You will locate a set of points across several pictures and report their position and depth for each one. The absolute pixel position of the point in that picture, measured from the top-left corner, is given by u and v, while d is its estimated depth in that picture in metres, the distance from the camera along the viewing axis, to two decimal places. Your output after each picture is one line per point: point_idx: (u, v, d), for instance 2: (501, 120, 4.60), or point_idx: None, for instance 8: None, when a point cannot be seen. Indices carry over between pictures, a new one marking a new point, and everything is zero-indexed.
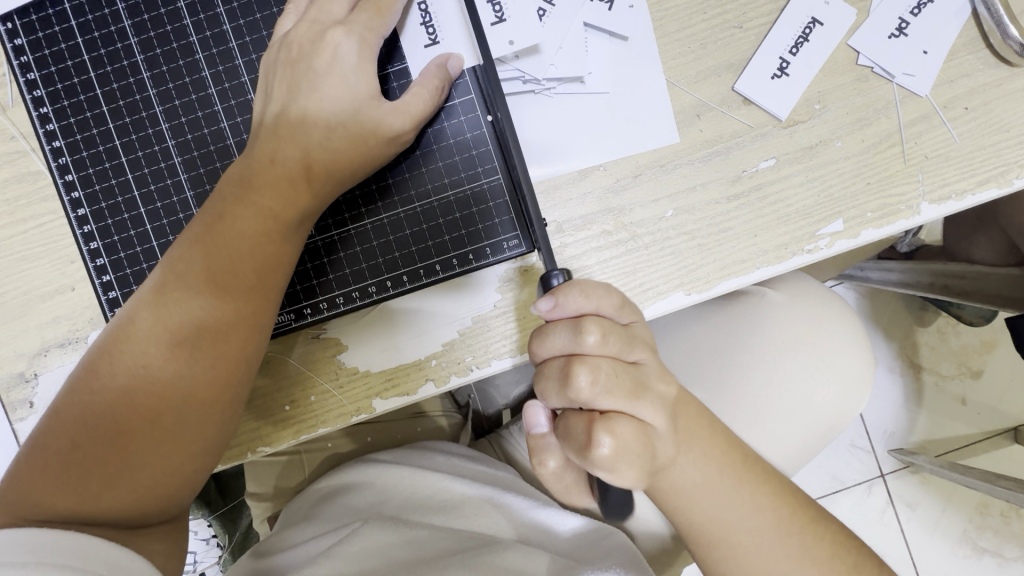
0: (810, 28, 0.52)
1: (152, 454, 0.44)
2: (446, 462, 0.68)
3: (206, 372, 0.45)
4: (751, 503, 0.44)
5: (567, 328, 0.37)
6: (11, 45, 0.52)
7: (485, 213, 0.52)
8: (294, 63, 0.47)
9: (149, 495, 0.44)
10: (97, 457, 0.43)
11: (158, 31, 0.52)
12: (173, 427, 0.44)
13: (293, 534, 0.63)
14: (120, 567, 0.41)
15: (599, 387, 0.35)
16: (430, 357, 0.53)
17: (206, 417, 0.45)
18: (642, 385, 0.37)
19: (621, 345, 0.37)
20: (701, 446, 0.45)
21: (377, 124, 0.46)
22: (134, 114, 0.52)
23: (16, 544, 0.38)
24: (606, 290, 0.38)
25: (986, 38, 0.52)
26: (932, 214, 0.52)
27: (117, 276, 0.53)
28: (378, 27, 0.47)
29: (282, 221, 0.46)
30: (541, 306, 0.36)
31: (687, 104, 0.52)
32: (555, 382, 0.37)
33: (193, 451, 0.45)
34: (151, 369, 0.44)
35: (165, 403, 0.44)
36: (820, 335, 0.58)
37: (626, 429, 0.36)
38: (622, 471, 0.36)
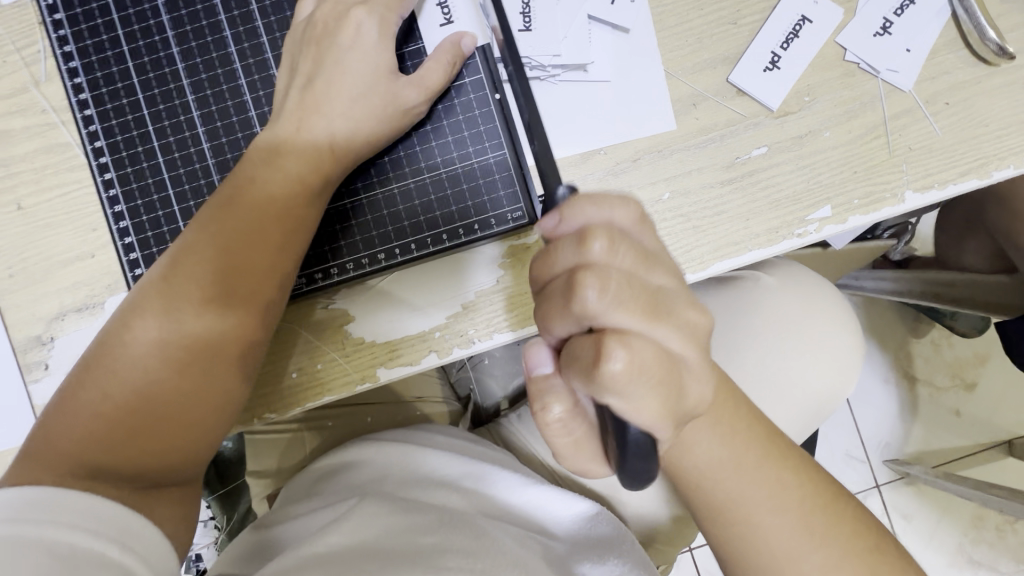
0: (800, 26, 0.55)
1: (173, 409, 0.46)
2: (447, 441, 0.70)
3: (232, 329, 0.47)
4: (763, 484, 0.45)
5: (571, 239, 0.31)
6: (51, 20, 0.55)
7: (491, 185, 0.54)
8: (319, 41, 0.50)
9: (174, 449, 0.46)
10: (120, 413, 0.45)
11: (189, 10, 0.55)
12: (197, 383, 0.46)
13: (297, 507, 0.65)
14: (131, 534, 0.41)
15: (609, 297, 0.29)
16: (434, 329, 0.55)
17: (226, 374, 0.47)
18: (662, 302, 0.31)
19: (640, 261, 0.31)
20: (726, 424, 0.46)
21: (395, 94, 0.50)
22: (163, 86, 0.55)
23: (33, 502, 0.39)
24: (621, 201, 0.33)
25: (964, 38, 0.55)
26: (915, 202, 0.55)
27: (139, 239, 0.55)
28: (396, 7, 0.51)
29: (308, 188, 0.49)
30: (545, 222, 0.33)
31: (684, 93, 0.55)
32: (560, 301, 0.31)
33: (213, 408, 0.47)
34: (179, 326, 0.46)
35: (186, 362, 0.46)
36: (810, 318, 0.60)
37: (647, 348, 0.29)
38: (639, 396, 0.29)
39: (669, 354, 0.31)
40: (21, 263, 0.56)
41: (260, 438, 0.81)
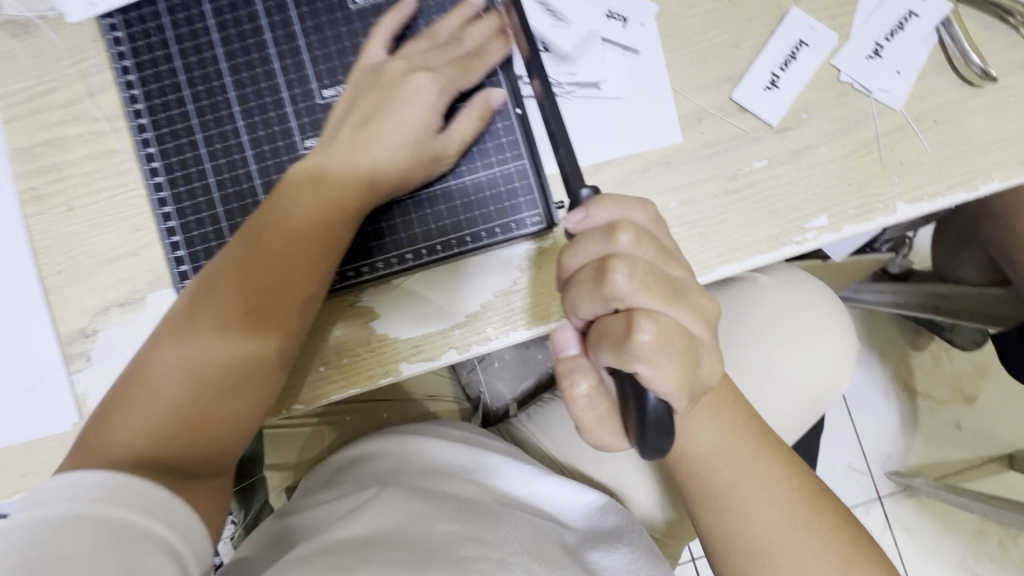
0: (797, 49, 0.60)
1: (214, 416, 0.49)
2: (459, 434, 0.75)
3: (271, 331, 0.51)
4: (752, 471, 0.48)
5: (600, 232, 0.34)
6: (111, 37, 0.60)
7: (511, 191, 0.58)
8: (380, 87, 0.55)
9: (215, 442, 0.50)
10: (163, 421, 0.48)
11: (239, 30, 0.60)
12: (239, 380, 0.50)
13: (316, 497, 0.68)
14: (179, 518, 0.43)
15: (635, 281, 0.33)
16: (453, 326, 0.59)
17: (264, 381, 0.51)
18: (678, 288, 0.35)
19: (659, 252, 0.35)
20: (723, 415, 0.49)
21: (433, 155, 0.55)
22: (211, 98, 0.59)
23: (93, 483, 0.41)
24: (639, 204, 0.37)
25: (951, 62, 0.59)
26: (906, 213, 0.59)
27: (185, 237, 0.59)
28: (458, 81, 0.56)
29: (349, 206, 0.53)
30: (572, 217, 0.35)
31: (690, 110, 0.59)
32: (590, 285, 0.34)
33: (249, 413, 0.51)
34: (227, 328, 0.50)
35: (227, 374, 0.50)
36: (809, 321, 0.63)
37: (669, 324, 0.33)
38: (665, 365, 0.32)
39: (686, 332, 0.35)
40: (69, 260, 0.60)
41: (282, 431, 0.85)
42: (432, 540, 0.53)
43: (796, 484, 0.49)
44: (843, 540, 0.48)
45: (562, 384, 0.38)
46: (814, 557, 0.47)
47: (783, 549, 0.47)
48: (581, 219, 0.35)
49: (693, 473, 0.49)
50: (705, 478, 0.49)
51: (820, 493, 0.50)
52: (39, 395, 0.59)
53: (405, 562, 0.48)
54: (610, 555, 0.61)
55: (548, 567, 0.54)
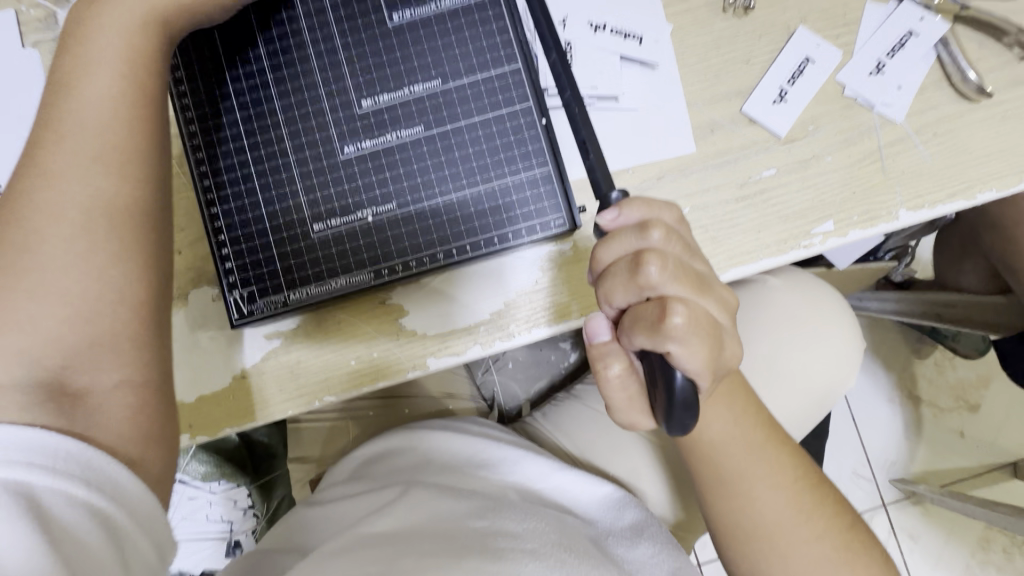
0: (804, 65, 0.63)
1: (79, 313, 0.42)
2: (480, 430, 0.78)
3: (116, 183, 0.45)
4: (762, 463, 0.51)
5: (633, 227, 0.37)
6: None
7: (537, 196, 0.60)
8: None
9: (97, 332, 0.43)
10: (29, 355, 0.40)
11: (275, 16, 0.58)
12: (98, 246, 0.43)
13: (344, 488, 0.72)
14: (113, 485, 0.40)
15: (668, 272, 0.36)
16: (478, 323, 0.62)
17: (99, 242, 0.43)
18: (705, 280, 0.38)
19: (685, 246, 0.39)
20: (736, 409, 0.52)
21: None
22: (251, 89, 0.59)
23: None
24: (666, 204, 0.41)
25: (949, 78, 0.63)
26: (908, 219, 0.62)
27: (228, 224, 0.58)
28: None
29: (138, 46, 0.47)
30: (605, 215, 0.38)
31: (702, 121, 0.63)
32: (626, 276, 0.37)
33: (121, 288, 0.44)
34: (70, 194, 0.43)
35: (60, 265, 0.42)
36: (816, 321, 0.67)
37: (698, 310, 0.36)
38: (696, 348, 0.35)
39: (712, 319, 0.38)
40: None
41: (304, 427, 0.88)
42: (463, 535, 0.57)
43: (800, 473, 0.52)
44: (843, 527, 0.51)
45: (596, 366, 0.41)
46: (817, 541, 0.50)
47: (789, 536, 0.50)
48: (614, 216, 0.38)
49: (707, 461, 0.52)
50: (717, 465, 0.51)
51: (825, 485, 0.53)
52: None
53: (442, 554, 0.54)
54: (630, 545, 0.65)
55: (577, 556, 0.58)
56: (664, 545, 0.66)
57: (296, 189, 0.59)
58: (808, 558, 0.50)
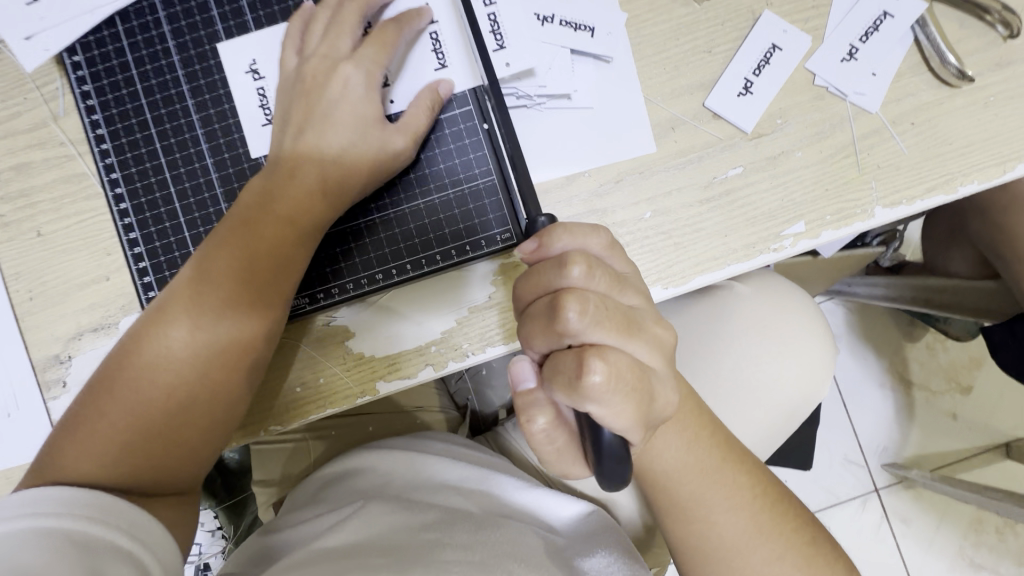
0: (771, 53, 0.59)
1: (153, 447, 0.49)
2: (445, 448, 0.75)
3: (222, 360, 0.50)
4: (719, 483, 0.48)
5: (552, 263, 0.35)
6: (69, 61, 0.59)
7: (480, 209, 0.58)
8: (308, 92, 0.54)
9: (184, 449, 0.50)
10: (85, 462, 0.47)
11: (194, 35, 0.59)
12: (181, 444, 0.50)
13: (300, 514, 0.69)
14: (142, 526, 0.46)
15: (589, 317, 0.33)
16: (430, 343, 0.58)
17: (233, 400, 0.51)
18: (633, 321, 0.35)
19: (612, 284, 0.36)
20: (689, 429, 0.48)
21: (383, 141, 0.53)
22: (174, 121, 0.59)
23: (54, 498, 0.44)
24: (593, 232, 0.38)
25: (927, 62, 0.58)
26: (884, 217, 0.58)
27: (152, 264, 0.58)
28: (382, 60, 0.54)
29: (298, 229, 0.52)
30: (524, 246, 0.37)
31: (663, 118, 0.58)
32: (543, 320, 0.35)
33: (218, 410, 0.51)
34: (171, 394, 0.49)
35: (209, 406, 0.50)
36: (788, 326, 0.63)
37: (621, 361, 0.33)
38: (618, 405, 0.33)
39: (642, 365, 0.35)
40: (41, 286, 0.59)
41: (261, 449, 0.84)
42: (414, 550, 0.55)
43: (760, 489, 0.49)
44: (806, 542, 0.48)
45: (520, 419, 0.39)
46: (779, 562, 0.47)
47: (749, 557, 0.47)
48: (534, 247, 0.37)
49: (662, 491, 0.49)
50: (672, 492, 0.48)
51: (795, 500, 0.50)
52: (14, 423, 0.58)
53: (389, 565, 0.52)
54: (591, 557, 0.62)
55: (528, 568, 0.55)
56: (622, 555, 0.63)
57: (220, 207, 0.58)
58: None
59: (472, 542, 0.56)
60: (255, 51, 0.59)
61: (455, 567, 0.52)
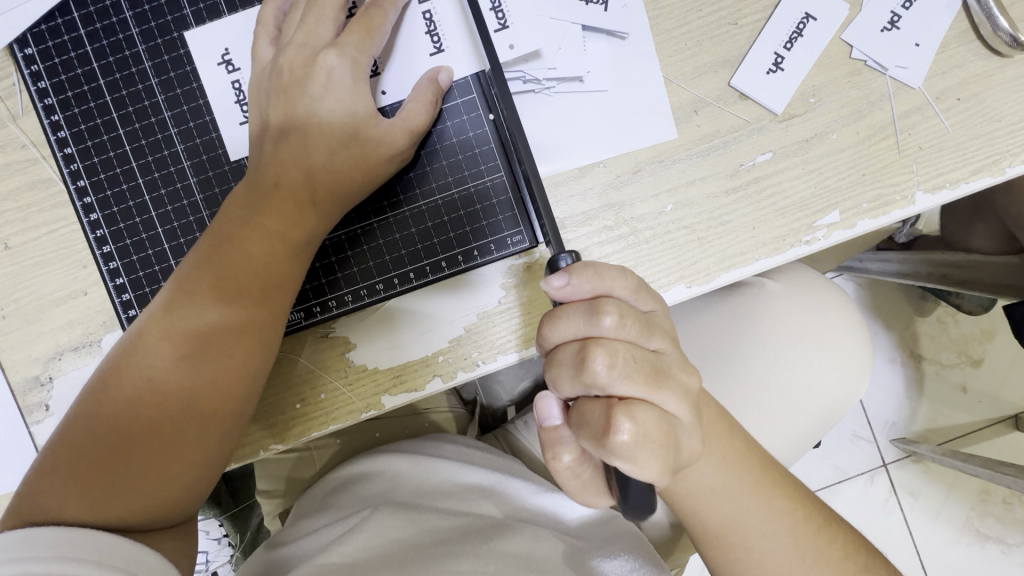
0: (803, 24, 0.53)
1: (141, 482, 0.45)
2: (455, 450, 0.72)
3: (211, 385, 0.46)
4: (753, 505, 0.45)
5: (582, 309, 0.35)
6: (22, 54, 0.53)
7: (488, 210, 0.53)
8: (287, 88, 0.48)
9: (174, 483, 0.46)
10: (71, 502, 0.43)
11: (159, 21, 0.53)
12: (170, 477, 0.46)
13: (307, 524, 0.66)
14: (128, 557, 0.42)
15: (617, 371, 0.33)
16: (437, 353, 0.54)
17: (228, 427, 0.47)
18: (663, 372, 0.35)
19: (641, 328, 0.35)
20: (721, 449, 0.45)
21: (379, 139, 0.48)
22: (143, 120, 0.53)
23: (30, 539, 0.40)
24: (622, 273, 0.36)
25: (976, 29, 0.53)
26: (926, 204, 0.53)
27: (130, 279, 0.53)
28: (368, 47, 0.48)
29: (289, 242, 0.48)
30: (553, 282, 0.34)
31: (684, 100, 0.53)
32: (571, 369, 0.34)
33: (208, 439, 0.47)
34: (156, 423, 0.46)
35: (201, 435, 0.46)
36: (821, 323, 0.64)
37: (649, 418, 0.33)
38: (644, 461, 0.33)
39: (670, 416, 0.35)
40: (12, 303, 0.54)
41: (264, 461, 0.81)
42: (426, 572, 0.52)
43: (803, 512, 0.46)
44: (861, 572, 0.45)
45: (546, 455, 0.38)
46: None
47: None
48: (563, 284, 0.34)
49: (696, 518, 0.46)
50: (704, 517, 0.45)
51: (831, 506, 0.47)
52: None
53: None
54: (613, 560, 0.59)
55: None
56: (646, 559, 0.59)
57: (201, 214, 0.53)
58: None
59: (485, 553, 0.55)
60: (228, 37, 0.53)
61: None
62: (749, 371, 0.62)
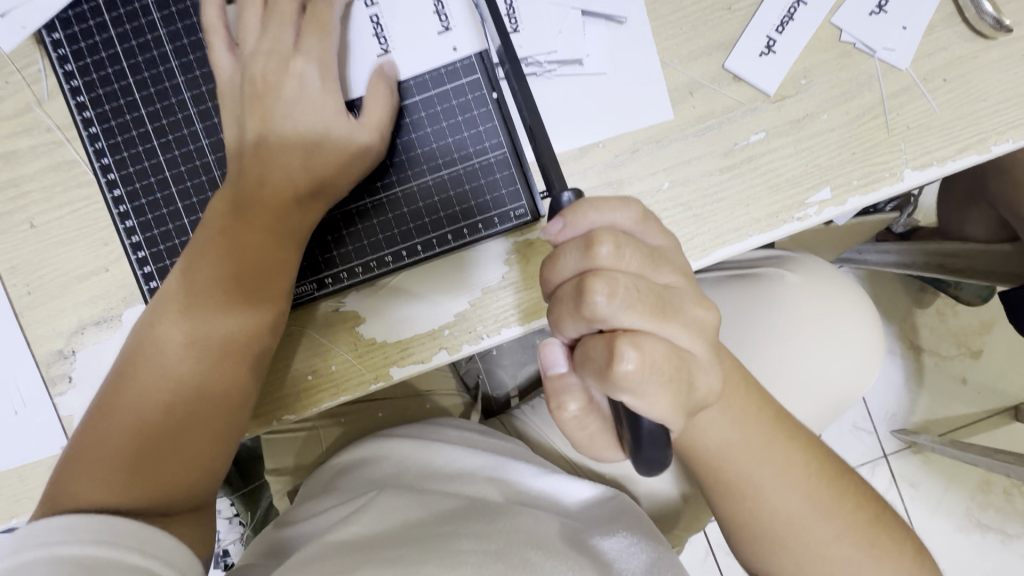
0: (794, 8, 0.55)
1: (158, 466, 0.47)
2: (457, 436, 0.74)
3: (219, 368, 0.49)
4: (768, 461, 0.47)
5: (578, 244, 0.36)
6: (49, 38, 0.56)
7: (492, 183, 0.55)
8: (262, 96, 0.51)
9: (190, 462, 0.48)
10: (92, 491, 0.45)
11: (180, 7, 0.56)
12: (185, 455, 0.48)
13: (313, 506, 0.68)
14: (158, 544, 0.43)
15: (618, 300, 0.34)
16: (443, 326, 0.56)
17: (240, 405, 0.50)
18: (667, 303, 0.35)
19: (643, 262, 0.36)
20: (736, 407, 0.47)
21: (349, 135, 0.51)
22: (164, 100, 0.56)
23: (63, 525, 0.41)
24: (621, 206, 0.38)
25: (961, 13, 0.55)
26: (914, 180, 0.55)
27: (152, 252, 0.56)
28: (325, 46, 0.51)
29: (286, 231, 0.51)
30: (551, 227, 0.37)
31: (680, 82, 0.55)
32: (571, 305, 0.35)
33: (220, 419, 0.49)
34: (164, 410, 0.48)
35: (212, 415, 0.49)
36: (829, 309, 0.66)
37: (655, 348, 0.34)
38: (651, 393, 0.33)
39: (680, 349, 0.35)
40: (37, 280, 0.56)
41: (271, 439, 0.84)
42: (428, 547, 0.52)
43: (809, 471, 0.49)
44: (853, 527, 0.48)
45: (551, 404, 0.40)
46: (835, 542, 0.48)
47: (809, 534, 0.48)
48: (560, 228, 0.37)
49: (711, 470, 0.48)
50: (717, 472, 0.48)
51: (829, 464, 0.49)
52: (21, 421, 0.56)
53: (404, 560, 0.50)
54: (610, 538, 0.60)
55: (545, 552, 0.53)
56: (644, 538, 0.61)
57: (219, 189, 0.56)
58: (814, 541, 0.48)
59: (488, 535, 0.54)
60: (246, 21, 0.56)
61: (470, 557, 0.51)
62: (745, 347, 0.65)
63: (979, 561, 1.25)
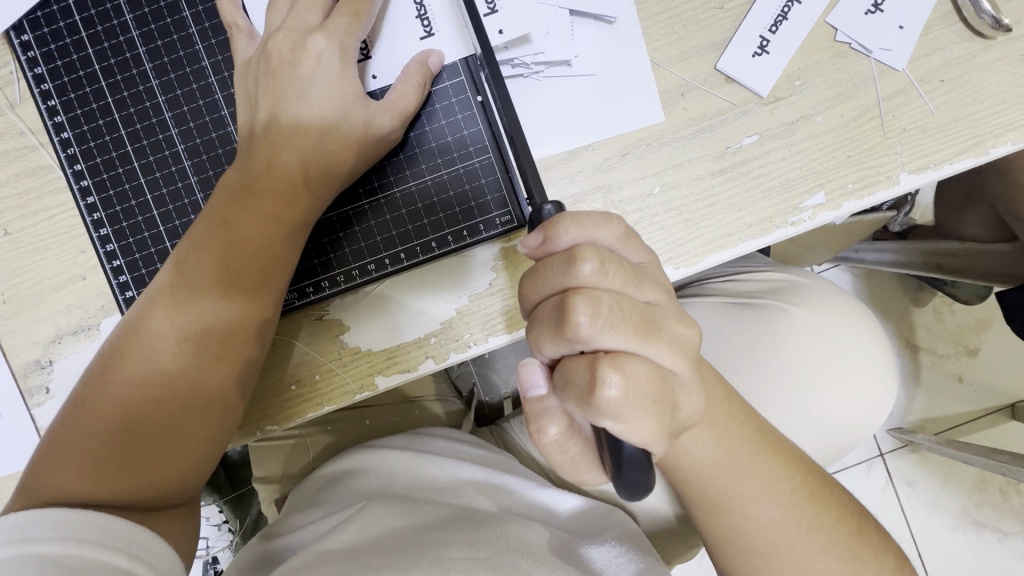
0: (788, 7, 0.54)
1: (147, 461, 0.46)
2: (447, 446, 0.72)
3: (213, 364, 0.47)
4: (751, 475, 0.46)
5: (561, 260, 0.34)
6: (19, 41, 0.54)
7: (477, 189, 0.54)
8: (275, 72, 0.49)
9: (178, 461, 0.47)
10: (78, 482, 0.44)
11: (153, 7, 0.54)
12: (174, 451, 0.47)
13: (299, 517, 0.67)
14: (138, 543, 0.43)
15: (601, 321, 0.33)
16: (429, 335, 0.54)
17: (230, 407, 0.49)
18: (650, 322, 0.34)
19: (625, 280, 0.35)
20: (719, 425, 0.46)
21: (367, 121, 0.49)
22: (138, 104, 0.54)
23: (43, 520, 0.40)
24: (605, 221, 0.37)
25: (959, 12, 0.53)
26: (911, 183, 0.54)
27: (127, 261, 0.54)
28: (355, 31, 0.49)
29: (284, 225, 0.49)
30: (530, 241, 0.36)
31: (671, 83, 0.54)
32: (551, 325, 0.34)
33: (210, 417, 0.48)
34: (156, 403, 0.46)
35: (204, 413, 0.48)
36: (819, 317, 0.65)
37: (638, 369, 0.33)
38: (635, 418, 0.32)
39: (661, 368, 0.34)
40: (12, 288, 0.55)
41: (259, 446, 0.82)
42: (415, 554, 0.51)
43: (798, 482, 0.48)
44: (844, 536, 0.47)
45: (532, 427, 0.38)
46: (820, 556, 0.47)
47: (788, 550, 0.47)
48: (540, 243, 0.36)
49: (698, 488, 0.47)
50: (702, 487, 0.47)
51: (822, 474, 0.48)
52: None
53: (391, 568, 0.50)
54: (599, 547, 0.60)
55: (534, 561, 0.53)
56: (633, 546, 0.60)
57: (196, 196, 0.54)
58: (805, 553, 0.47)
59: (476, 543, 0.53)
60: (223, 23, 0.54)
61: (458, 564, 0.50)
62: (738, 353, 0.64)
63: (976, 561, 1.25)
